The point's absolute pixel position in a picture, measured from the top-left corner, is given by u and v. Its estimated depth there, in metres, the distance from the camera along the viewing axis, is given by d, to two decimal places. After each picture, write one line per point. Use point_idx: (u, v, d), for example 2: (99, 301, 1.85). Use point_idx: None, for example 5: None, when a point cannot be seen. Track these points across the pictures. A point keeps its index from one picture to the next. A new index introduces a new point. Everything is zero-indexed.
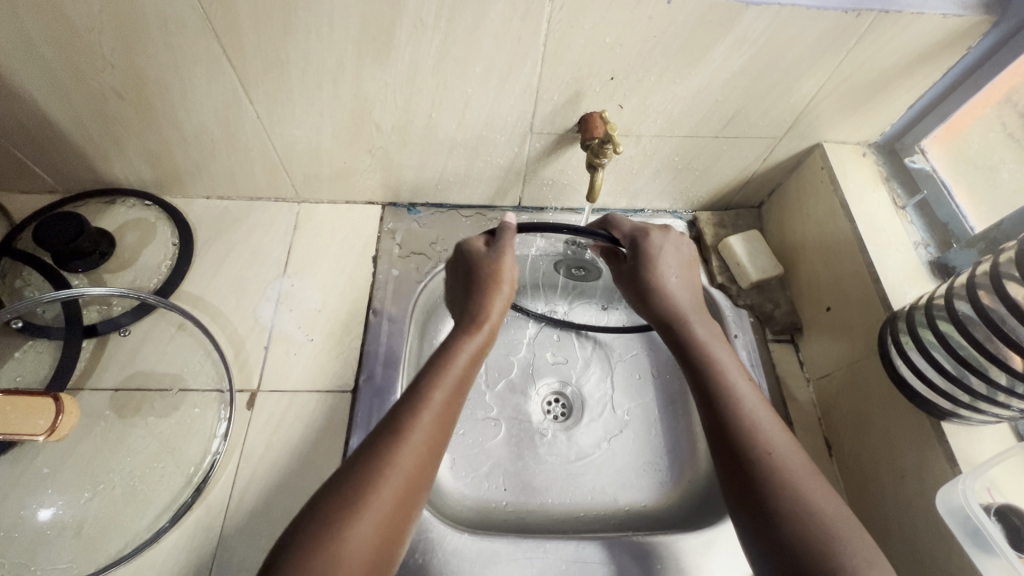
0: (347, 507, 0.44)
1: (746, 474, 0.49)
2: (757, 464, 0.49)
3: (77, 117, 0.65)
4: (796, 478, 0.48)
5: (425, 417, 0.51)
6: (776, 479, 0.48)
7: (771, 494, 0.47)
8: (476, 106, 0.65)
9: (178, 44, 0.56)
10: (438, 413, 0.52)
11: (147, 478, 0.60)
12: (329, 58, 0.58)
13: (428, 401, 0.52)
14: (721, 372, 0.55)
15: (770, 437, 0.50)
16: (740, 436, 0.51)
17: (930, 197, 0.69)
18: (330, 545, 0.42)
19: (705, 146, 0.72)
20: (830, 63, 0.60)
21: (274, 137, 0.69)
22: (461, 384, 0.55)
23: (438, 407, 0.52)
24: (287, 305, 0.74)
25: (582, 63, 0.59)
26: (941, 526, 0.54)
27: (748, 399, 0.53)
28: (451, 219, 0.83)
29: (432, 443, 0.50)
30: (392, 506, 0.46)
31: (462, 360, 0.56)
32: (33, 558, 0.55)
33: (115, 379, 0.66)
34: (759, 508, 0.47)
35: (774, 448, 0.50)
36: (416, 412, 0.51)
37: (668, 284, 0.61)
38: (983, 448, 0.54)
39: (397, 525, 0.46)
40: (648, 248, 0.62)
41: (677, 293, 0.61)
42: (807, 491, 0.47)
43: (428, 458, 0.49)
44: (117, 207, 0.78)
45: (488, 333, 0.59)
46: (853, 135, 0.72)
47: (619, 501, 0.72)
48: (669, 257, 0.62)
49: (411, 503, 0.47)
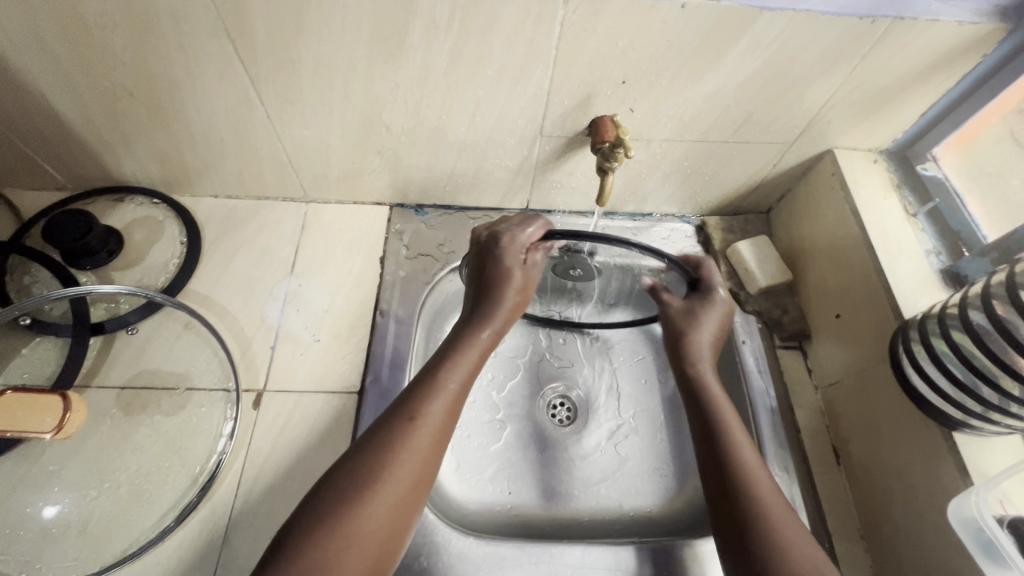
0: (352, 500, 0.45)
1: (735, 506, 0.51)
2: (744, 499, 0.51)
3: (88, 115, 0.65)
4: (777, 518, 0.49)
5: (436, 402, 0.52)
6: (761, 518, 0.49)
7: (755, 527, 0.48)
8: (486, 108, 0.65)
9: (190, 43, 0.56)
10: (450, 400, 0.53)
11: (152, 477, 0.60)
12: (340, 58, 0.58)
13: (441, 387, 0.53)
14: (719, 410, 0.58)
15: (758, 479, 0.52)
16: (728, 469, 0.53)
17: (942, 204, 0.69)
18: (341, 527, 0.43)
19: (716, 151, 0.72)
20: (843, 69, 0.60)
21: (284, 137, 0.69)
22: (463, 379, 0.55)
23: (450, 396, 0.53)
24: (295, 305, 0.74)
25: (594, 67, 0.59)
26: (953, 538, 0.53)
27: (739, 439, 0.55)
28: (459, 220, 0.83)
29: (438, 433, 0.51)
30: (404, 490, 0.47)
31: (472, 353, 0.57)
32: (38, 556, 0.55)
33: (122, 377, 0.66)
34: (740, 541, 0.49)
35: (759, 489, 0.51)
36: (429, 398, 0.52)
37: (705, 324, 0.63)
38: (995, 460, 0.54)
39: (403, 515, 0.47)
40: (712, 300, 0.64)
41: (700, 334, 0.62)
42: (786, 530, 0.48)
43: (434, 449, 0.50)
44: (125, 205, 0.78)
45: (501, 331, 0.60)
46: (864, 141, 0.72)
47: (621, 506, 0.72)
48: (712, 318, 0.64)
49: (417, 496, 0.48)
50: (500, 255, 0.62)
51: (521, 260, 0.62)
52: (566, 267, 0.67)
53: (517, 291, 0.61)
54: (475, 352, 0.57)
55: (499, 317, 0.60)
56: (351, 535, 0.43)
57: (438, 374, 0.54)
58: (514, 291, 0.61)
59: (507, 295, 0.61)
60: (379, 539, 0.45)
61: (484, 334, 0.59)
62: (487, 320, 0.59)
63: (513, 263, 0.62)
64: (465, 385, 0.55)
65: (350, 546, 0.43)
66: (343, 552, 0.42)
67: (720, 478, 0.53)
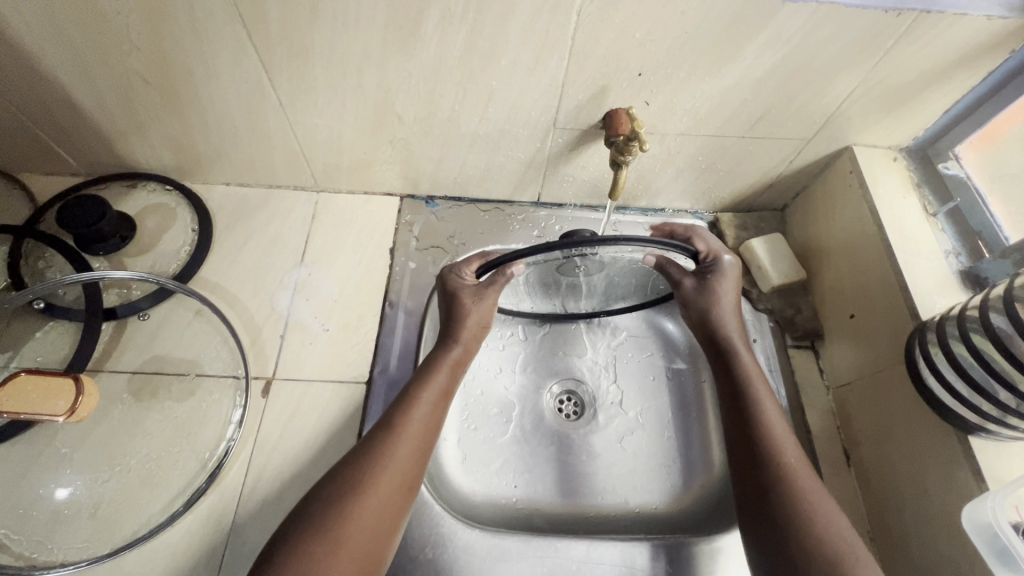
0: (337, 509, 0.47)
1: (760, 479, 0.52)
2: (768, 469, 0.52)
3: (102, 101, 0.66)
4: (801, 485, 0.50)
5: (415, 412, 0.55)
6: (784, 485, 0.50)
7: (779, 496, 0.50)
8: (500, 99, 0.64)
9: (204, 30, 0.56)
10: (429, 412, 0.56)
11: (162, 462, 0.60)
12: (354, 46, 0.57)
13: (416, 400, 0.56)
14: (753, 383, 0.58)
15: (781, 443, 0.54)
16: (760, 439, 0.54)
17: (964, 204, 0.67)
18: (329, 530, 0.46)
19: (732, 146, 0.71)
20: (865, 64, 0.58)
21: (297, 126, 0.69)
22: (443, 388, 0.58)
23: (427, 406, 0.56)
24: (304, 294, 0.74)
25: (610, 58, 0.58)
26: (967, 544, 0.52)
27: (770, 407, 0.57)
28: (469, 212, 0.82)
29: (420, 438, 0.54)
30: (391, 494, 0.50)
31: (444, 370, 0.60)
32: (50, 536, 0.56)
33: (134, 363, 0.66)
34: (762, 511, 0.50)
35: (784, 456, 0.53)
36: (407, 408, 0.55)
37: (723, 296, 0.63)
38: (1013, 466, 0.52)
39: (390, 515, 0.49)
40: (722, 267, 0.65)
41: (721, 307, 0.63)
42: (808, 498, 0.49)
43: (418, 452, 0.53)
44: (138, 191, 0.78)
45: (471, 348, 0.63)
46: (884, 139, 0.71)
47: (621, 499, 0.72)
48: (728, 287, 0.64)
49: (404, 501, 0.51)
50: (452, 283, 0.63)
51: (473, 287, 0.63)
52: (570, 266, 0.64)
53: (477, 314, 0.62)
54: (449, 363, 0.61)
55: (466, 335, 0.62)
56: (338, 539, 0.46)
57: (412, 389, 0.57)
58: (474, 310, 0.62)
59: (469, 311, 0.62)
60: (366, 540, 0.47)
61: (453, 351, 0.61)
62: (453, 339, 0.62)
63: (460, 289, 0.63)
64: (441, 395, 0.58)
65: (339, 548, 0.45)
66: (333, 554, 0.45)
67: (743, 456, 0.54)
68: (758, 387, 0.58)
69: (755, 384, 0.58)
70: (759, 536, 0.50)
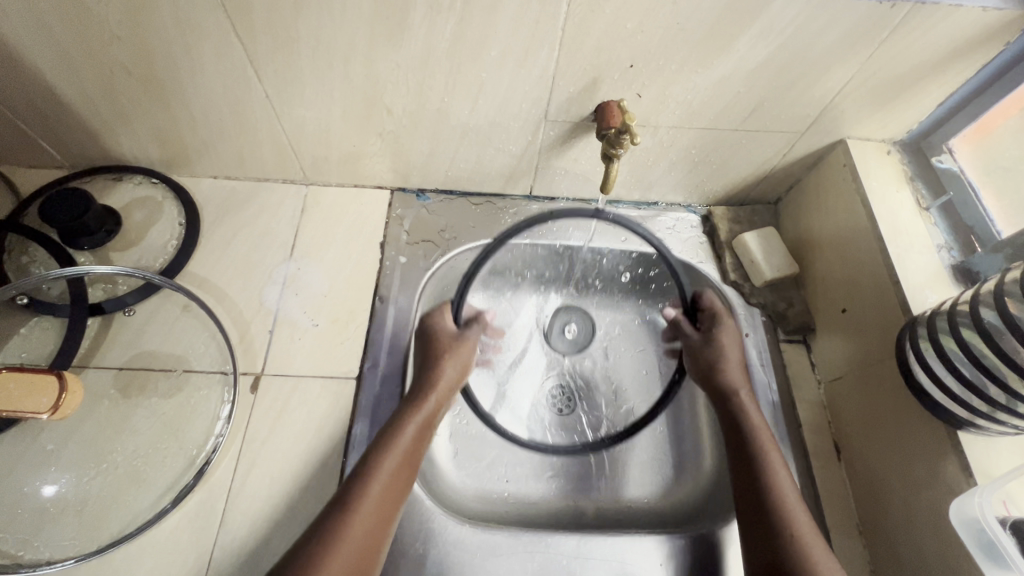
0: None
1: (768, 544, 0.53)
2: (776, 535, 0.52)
3: (85, 93, 0.64)
4: (799, 530, 0.52)
5: (379, 478, 0.54)
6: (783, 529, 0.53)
7: (781, 541, 0.52)
8: (490, 91, 0.63)
9: (187, 20, 0.55)
10: (392, 475, 0.54)
11: (150, 459, 0.60)
12: (340, 37, 0.56)
13: (380, 463, 0.54)
14: (762, 445, 0.59)
15: (783, 488, 0.56)
16: (764, 485, 0.56)
17: (956, 198, 0.66)
18: None
19: (725, 139, 0.70)
20: (859, 56, 0.58)
21: (284, 119, 0.68)
22: (410, 448, 0.57)
23: (391, 470, 0.55)
24: (293, 289, 0.73)
25: (601, 49, 0.57)
26: (955, 538, 0.52)
27: (778, 470, 0.57)
28: (460, 206, 0.81)
29: (382, 507, 0.53)
30: (351, 564, 0.49)
31: (410, 431, 0.58)
32: (37, 534, 0.55)
33: (120, 358, 0.66)
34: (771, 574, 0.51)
35: (792, 521, 0.53)
36: (372, 473, 0.54)
37: (729, 358, 0.66)
38: (1000, 460, 0.52)
39: None
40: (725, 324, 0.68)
41: (730, 362, 0.66)
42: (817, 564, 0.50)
43: (379, 520, 0.52)
44: (124, 184, 0.77)
45: (442, 404, 0.62)
46: (878, 131, 0.70)
47: (604, 494, 0.72)
48: (733, 346, 0.67)
49: (364, 567, 0.50)
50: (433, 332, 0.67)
51: (450, 334, 0.67)
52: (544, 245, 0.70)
53: (453, 368, 0.65)
54: (417, 421, 0.59)
55: (439, 390, 0.62)
56: None
57: (378, 448, 0.56)
58: (452, 363, 0.65)
59: (445, 368, 0.64)
60: None
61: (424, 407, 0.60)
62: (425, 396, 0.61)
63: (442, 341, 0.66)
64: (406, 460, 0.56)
65: None
66: None
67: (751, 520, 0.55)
68: (767, 450, 0.58)
69: (757, 433, 0.60)
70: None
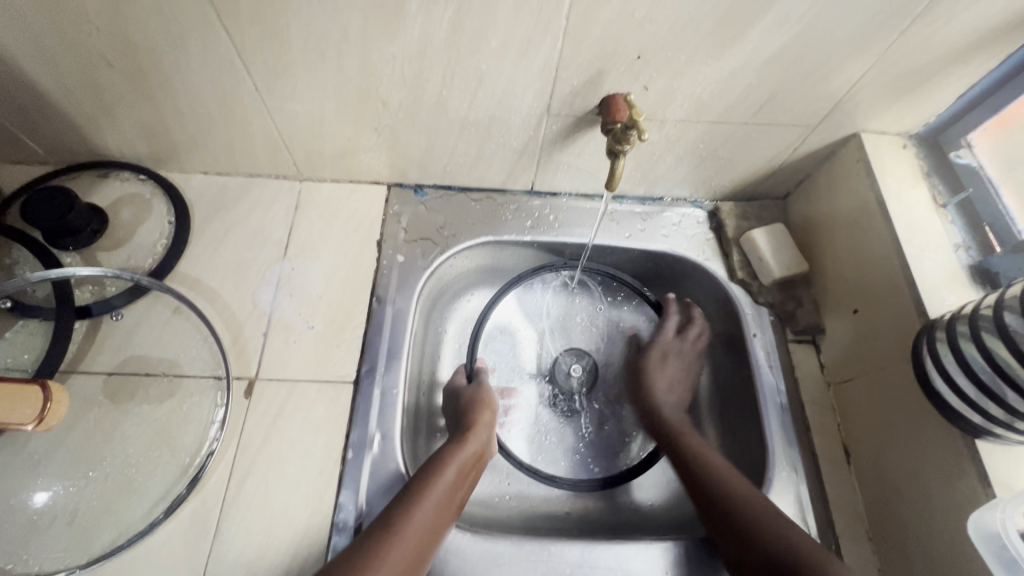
0: None
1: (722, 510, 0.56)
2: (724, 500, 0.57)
3: (67, 86, 0.61)
4: (750, 501, 0.56)
5: (421, 512, 0.52)
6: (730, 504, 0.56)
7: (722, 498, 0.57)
8: (490, 84, 0.60)
9: (170, 10, 0.52)
10: (435, 509, 0.53)
11: (142, 467, 0.59)
12: (332, 27, 0.53)
13: (421, 497, 0.53)
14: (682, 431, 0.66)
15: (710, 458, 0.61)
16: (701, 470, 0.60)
17: (976, 194, 0.64)
18: None
19: (734, 133, 0.67)
20: (878, 46, 0.55)
21: (275, 113, 0.65)
22: (451, 487, 0.56)
23: (433, 505, 0.53)
24: (288, 290, 0.71)
25: (607, 40, 0.54)
26: (972, 550, 0.51)
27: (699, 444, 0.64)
28: (459, 202, 0.79)
29: (422, 543, 0.51)
30: None
31: (451, 470, 0.57)
32: (26, 546, 0.54)
33: (110, 363, 0.64)
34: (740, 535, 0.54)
35: (730, 482, 0.58)
36: (412, 505, 0.52)
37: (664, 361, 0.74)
38: (1020, 470, 0.51)
39: None
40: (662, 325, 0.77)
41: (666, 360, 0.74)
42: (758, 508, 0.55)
43: (414, 559, 0.50)
44: (111, 180, 0.74)
45: (481, 448, 0.62)
46: (894, 124, 0.67)
47: (607, 496, 0.71)
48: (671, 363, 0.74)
49: None
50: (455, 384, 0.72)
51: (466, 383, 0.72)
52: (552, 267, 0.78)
53: (489, 413, 0.66)
54: (458, 462, 0.59)
55: (478, 433, 0.63)
56: None
57: (418, 481, 0.55)
58: (488, 407, 0.66)
59: (484, 412, 0.66)
60: None
61: (465, 448, 0.61)
62: (466, 436, 0.62)
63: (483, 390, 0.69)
64: (447, 496, 0.55)
65: None
66: None
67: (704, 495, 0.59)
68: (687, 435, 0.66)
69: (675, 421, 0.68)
70: (755, 566, 0.52)
